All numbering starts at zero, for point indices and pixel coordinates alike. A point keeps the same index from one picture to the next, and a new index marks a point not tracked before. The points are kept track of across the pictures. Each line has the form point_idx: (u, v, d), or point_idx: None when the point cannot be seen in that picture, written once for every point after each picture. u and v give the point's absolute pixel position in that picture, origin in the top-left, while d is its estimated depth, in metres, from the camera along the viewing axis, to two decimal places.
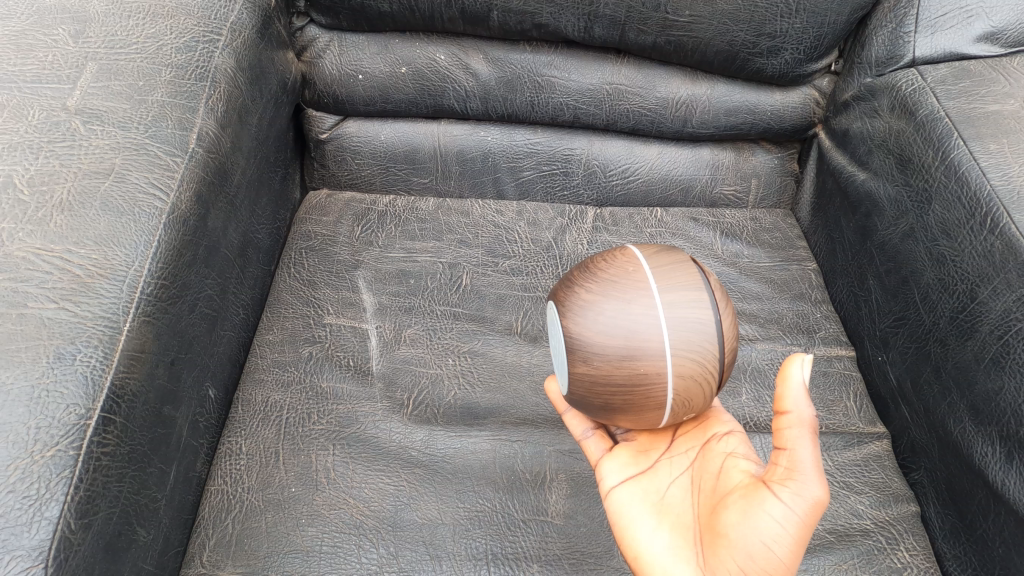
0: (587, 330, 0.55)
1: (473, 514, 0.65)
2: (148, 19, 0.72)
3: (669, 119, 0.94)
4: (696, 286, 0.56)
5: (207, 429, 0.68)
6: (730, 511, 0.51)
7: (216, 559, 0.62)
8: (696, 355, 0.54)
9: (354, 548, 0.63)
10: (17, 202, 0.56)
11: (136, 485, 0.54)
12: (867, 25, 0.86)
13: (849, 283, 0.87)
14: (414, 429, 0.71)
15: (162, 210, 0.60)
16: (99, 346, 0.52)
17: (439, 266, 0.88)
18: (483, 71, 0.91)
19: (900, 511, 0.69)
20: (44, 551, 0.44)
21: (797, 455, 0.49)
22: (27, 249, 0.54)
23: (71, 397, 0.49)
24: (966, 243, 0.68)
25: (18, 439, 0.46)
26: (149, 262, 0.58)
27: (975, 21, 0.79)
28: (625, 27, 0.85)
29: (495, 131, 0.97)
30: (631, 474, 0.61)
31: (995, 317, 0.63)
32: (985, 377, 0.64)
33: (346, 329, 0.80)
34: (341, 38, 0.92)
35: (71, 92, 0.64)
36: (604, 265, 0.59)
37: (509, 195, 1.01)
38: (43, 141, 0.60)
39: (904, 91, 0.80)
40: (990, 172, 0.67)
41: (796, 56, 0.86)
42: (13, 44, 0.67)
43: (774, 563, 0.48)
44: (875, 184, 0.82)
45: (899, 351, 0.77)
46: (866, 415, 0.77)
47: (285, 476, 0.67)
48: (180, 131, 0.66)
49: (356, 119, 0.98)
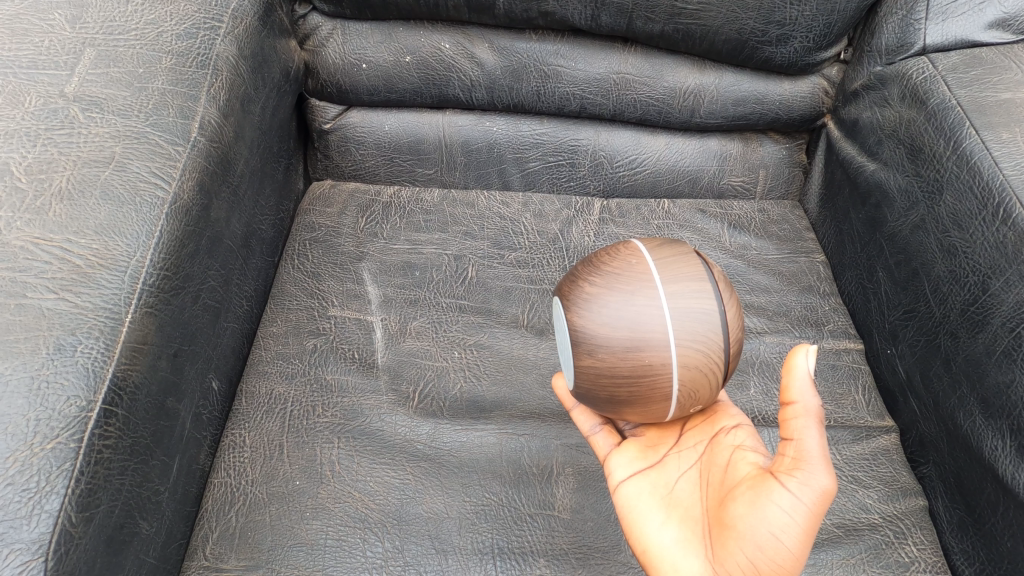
0: (592, 323, 0.54)
1: (479, 507, 0.65)
2: (148, 5, 0.71)
3: (676, 109, 0.92)
4: (700, 277, 0.55)
5: (210, 421, 0.67)
6: (738, 502, 0.50)
7: (218, 552, 0.61)
8: (702, 345, 0.54)
9: (359, 542, 0.62)
10: (15, 190, 0.55)
11: (138, 478, 0.53)
12: (878, 12, 0.84)
13: (858, 276, 0.86)
14: (420, 422, 0.70)
15: (163, 199, 0.60)
16: (100, 337, 0.51)
17: (444, 258, 0.87)
18: (488, 60, 0.90)
19: (909, 505, 0.69)
20: (44, 544, 0.43)
21: (805, 445, 0.49)
22: (26, 238, 0.53)
23: (72, 388, 0.48)
24: (977, 235, 0.67)
25: (18, 430, 0.45)
26: (151, 252, 0.57)
27: (987, 8, 0.78)
28: (633, 15, 0.83)
29: (501, 121, 0.96)
30: (640, 468, 0.60)
31: (1008, 310, 0.62)
32: (997, 370, 0.63)
33: (350, 321, 0.79)
34: (344, 27, 0.90)
35: (68, 78, 0.63)
36: (607, 259, 0.58)
37: (514, 186, 1.00)
38: (41, 128, 0.59)
39: (915, 79, 0.78)
40: (1002, 162, 0.66)
41: (806, 45, 0.85)
42: (8, 28, 0.66)
43: (784, 554, 0.47)
44: (885, 174, 0.81)
45: (908, 343, 0.76)
46: (875, 409, 0.77)
47: (290, 469, 0.66)
48: (181, 119, 0.65)
49: (360, 109, 0.97)
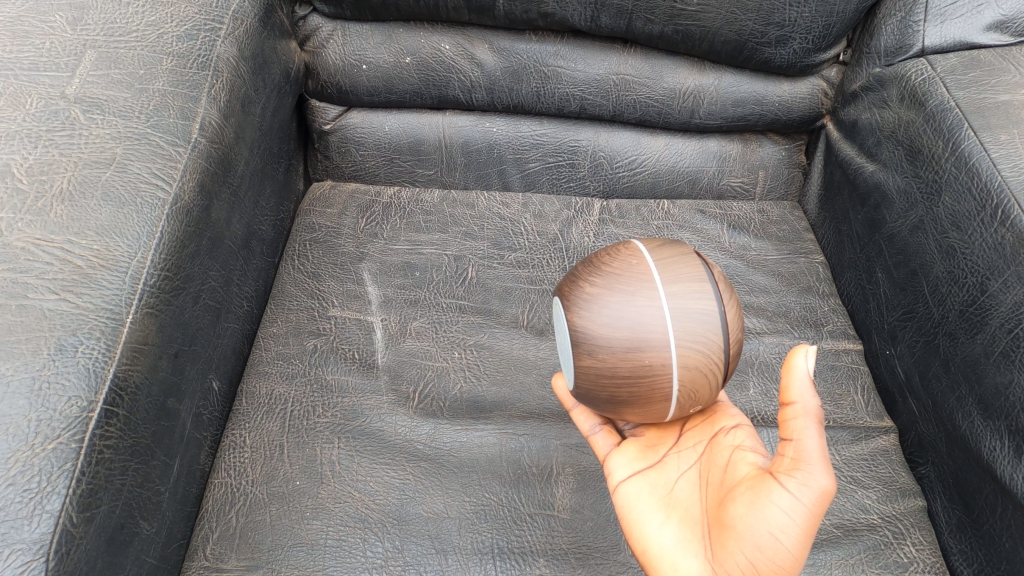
0: (592, 323, 0.55)
1: (479, 507, 0.65)
2: (149, 6, 0.71)
3: (675, 110, 0.93)
4: (700, 277, 0.56)
5: (210, 421, 0.67)
6: (737, 503, 0.50)
7: (219, 552, 0.61)
8: (702, 346, 0.54)
9: (360, 542, 0.62)
10: (16, 191, 0.55)
11: (139, 478, 0.54)
12: (877, 14, 0.84)
13: (857, 276, 0.86)
14: (420, 422, 0.71)
15: (164, 200, 0.60)
16: (101, 338, 0.51)
17: (444, 258, 0.87)
18: (488, 61, 0.90)
19: (908, 505, 0.69)
20: (46, 544, 0.44)
21: (804, 445, 0.49)
22: (27, 239, 0.53)
23: (73, 389, 0.48)
24: (976, 236, 0.67)
25: (19, 431, 0.46)
26: (152, 253, 0.57)
27: (985, 10, 0.78)
28: (633, 16, 0.84)
29: (501, 121, 0.96)
30: (640, 468, 0.60)
31: (1006, 311, 0.62)
32: (995, 371, 0.63)
33: (351, 322, 0.79)
34: (344, 28, 0.90)
35: (69, 80, 0.63)
36: (607, 259, 0.58)
37: (514, 187, 1.00)
38: (42, 129, 0.59)
39: (914, 80, 0.78)
40: (1000, 163, 0.66)
41: (805, 46, 0.85)
42: (9, 30, 0.66)
43: (783, 554, 0.47)
44: (884, 175, 0.81)
45: (907, 344, 0.76)
46: (874, 409, 0.77)
47: (291, 469, 0.67)
48: (182, 120, 0.65)
49: (360, 109, 0.97)
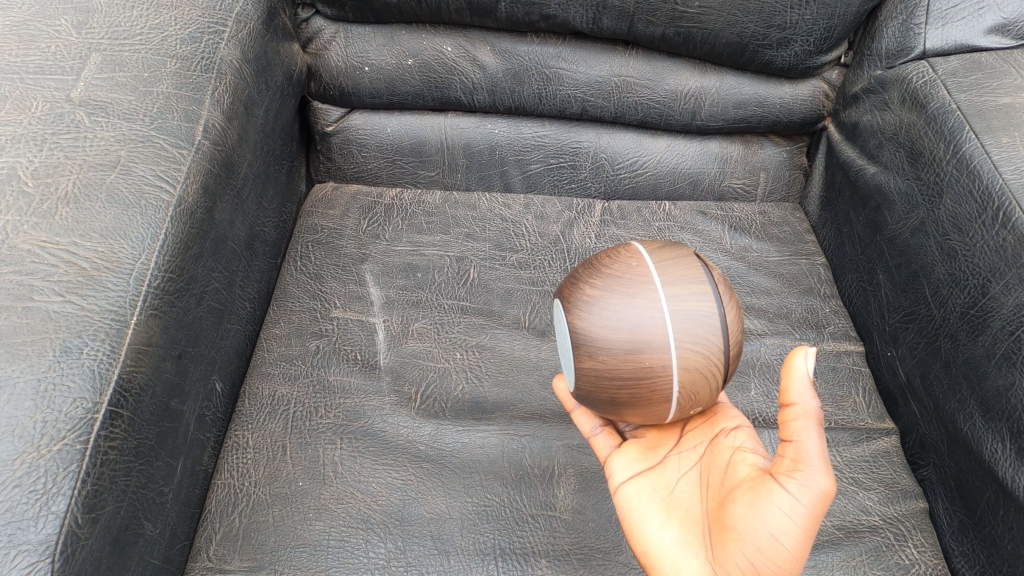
0: (593, 325, 0.55)
1: (481, 508, 0.65)
2: (153, 10, 0.71)
3: (677, 111, 0.93)
4: (700, 279, 0.56)
5: (213, 422, 0.68)
6: (738, 503, 0.51)
7: (222, 552, 0.61)
8: (702, 347, 0.54)
9: (362, 542, 0.62)
10: (22, 194, 0.55)
11: (143, 478, 0.54)
12: (878, 17, 0.84)
13: (858, 278, 0.86)
14: (422, 423, 0.71)
15: (168, 203, 0.60)
16: (105, 340, 0.51)
17: (446, 260, 0.87)
18: (490, 63, 0.91)
19: (909, 507, 0.69)
20: (51, 545, 0.44)
21: (804, 446, 0.49)
22: (32, 241, 0.53)
23: (78, 390, 0.48)
24: (977, 238, 0.67)
25: (25, 432, 0.46)
26: (156, 255, 0.57)
27: (986, 13, 0.78)
28: (634, 18, 0.84)
29: (503, 123, 0.97)
30: (640, 469, 0.60)
31: (1007, 313, 0.63)
32: (997, 373, 0.63)
33: (353, 323, 0.80)
34: (347, 30, 0.91)
35: (74, 83, 0.63)
36: (607, 261, 0.58)
37: (516, 188, 1.00)
38: (47, 132, 0.60)
39: (915, 83, 0.79)
40: (1002, 166, 0.66)
41: (806, 48, 0.86)
42: (15, 34, 0.66)
43: (784, 555, 0.48)
44: (886, 177, 0.81)
45: (908, 346, 0.76)
46: (875, 411, 0.77)
47: (293, 469, 0.67)
48: (185, 123, 0.65)
49: (362, 111, 0.97)
